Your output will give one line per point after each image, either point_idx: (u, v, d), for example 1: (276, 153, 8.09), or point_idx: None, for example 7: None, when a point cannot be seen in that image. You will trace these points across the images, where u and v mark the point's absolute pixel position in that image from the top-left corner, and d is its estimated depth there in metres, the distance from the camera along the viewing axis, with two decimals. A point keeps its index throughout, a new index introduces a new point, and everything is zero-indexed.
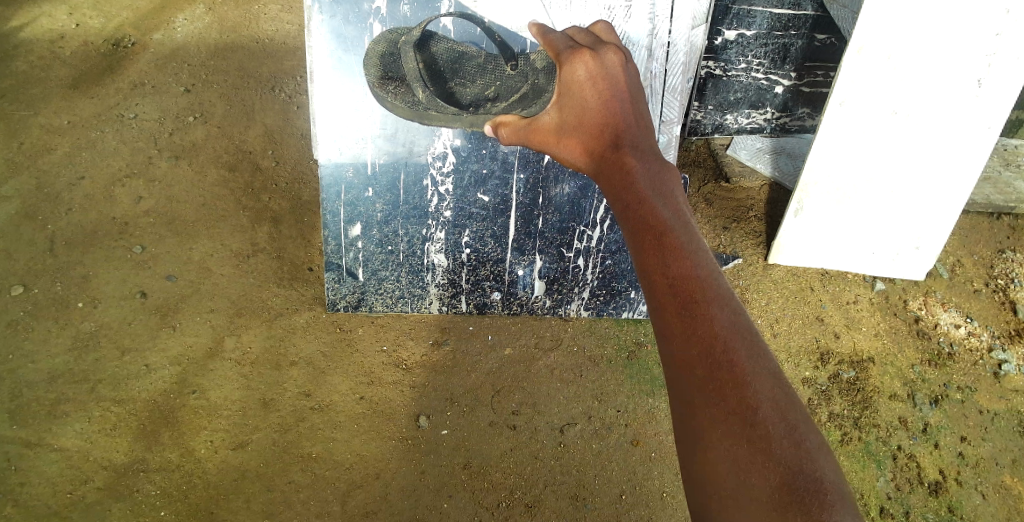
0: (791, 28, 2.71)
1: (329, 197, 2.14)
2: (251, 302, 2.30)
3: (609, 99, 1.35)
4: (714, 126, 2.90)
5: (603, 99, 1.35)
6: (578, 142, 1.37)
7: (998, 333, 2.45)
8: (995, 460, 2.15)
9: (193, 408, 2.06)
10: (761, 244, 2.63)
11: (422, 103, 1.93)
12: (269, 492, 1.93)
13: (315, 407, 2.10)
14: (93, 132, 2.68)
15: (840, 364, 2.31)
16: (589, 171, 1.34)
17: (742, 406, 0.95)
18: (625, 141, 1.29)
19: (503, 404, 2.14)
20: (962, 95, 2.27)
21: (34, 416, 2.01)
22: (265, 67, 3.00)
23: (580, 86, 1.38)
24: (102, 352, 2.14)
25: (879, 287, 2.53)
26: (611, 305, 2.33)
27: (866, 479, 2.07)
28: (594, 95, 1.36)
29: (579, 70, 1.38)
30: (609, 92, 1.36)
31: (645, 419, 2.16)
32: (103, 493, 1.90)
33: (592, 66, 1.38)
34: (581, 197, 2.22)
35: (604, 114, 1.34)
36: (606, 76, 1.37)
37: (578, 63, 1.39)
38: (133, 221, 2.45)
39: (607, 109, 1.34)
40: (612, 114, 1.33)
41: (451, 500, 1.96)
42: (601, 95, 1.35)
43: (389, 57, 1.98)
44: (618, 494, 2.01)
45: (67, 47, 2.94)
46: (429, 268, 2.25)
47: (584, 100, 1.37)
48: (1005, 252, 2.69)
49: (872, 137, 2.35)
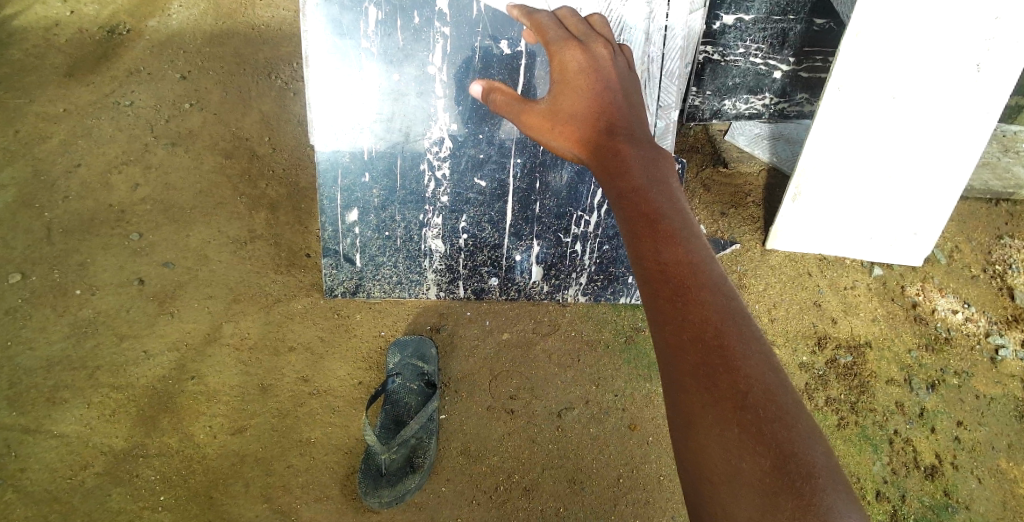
0: (789, 13, 2.70)
1: (326, 182, 2.14)
2: (250, 288, 2.30)
3: (601, 88, 1.36)
4: (712, 111, 2.92)
5: (595, 88, 1.35)
6: (568, 130, 1.36)
7: (995, 318, 2.45)
8: (991, 444, 2.16)
9: (192, 393, 2.07)
10: (758, 229, 2.63)
11: (413, 359, 2.16)
12: (268, 476, 1.95)
13: (313, 392, 2.10)
14: (89, 120, 2.67)
15: (837, 348, 2.32)
16: (580, 160, 1.33)
17: (735, 389, 0.96)
18: (616, 129, 1.29)
19: (502, 389, 2.15)
20: (961, 78, 2.25)
21: (32, 403, 2.02)
22: (262, 54, 2.99)
23: (572, 76, 1.38)
24: (100, 339, 2.15)
25: (877, 272, 2.54)
26: (609, 290, 2.34)
27: (862, 463, 2.08)
28: (585, 85, 1.36)
29: (571, 61, 1.40)
30: (601, 82, 1.36)
31: (643, 403, 2.16)
32: (103, 479, 1.91)
33: (584, 58, 1.40)
34: (578, 183, 2.21)
35: (595, 103, 1.34)
36: (598, 68, 1.38)
37: (569, 54, 1.41)
38: (130, 208, 2.45)
39: (599, 98, 1.34)
40: (603, 102, 1.34)
41: (449, 483, 1.97)
42: (593, 85, 1.36)
43: (411, 352, 2.18)
44: (616, 478, 2.01)
45: (61, 34, 2.93)
46: (426, 254, 2.24)
47: (575, 88, 1.37)
48: (1003, 238, 2.69)
49: (870, 122, 2.34)
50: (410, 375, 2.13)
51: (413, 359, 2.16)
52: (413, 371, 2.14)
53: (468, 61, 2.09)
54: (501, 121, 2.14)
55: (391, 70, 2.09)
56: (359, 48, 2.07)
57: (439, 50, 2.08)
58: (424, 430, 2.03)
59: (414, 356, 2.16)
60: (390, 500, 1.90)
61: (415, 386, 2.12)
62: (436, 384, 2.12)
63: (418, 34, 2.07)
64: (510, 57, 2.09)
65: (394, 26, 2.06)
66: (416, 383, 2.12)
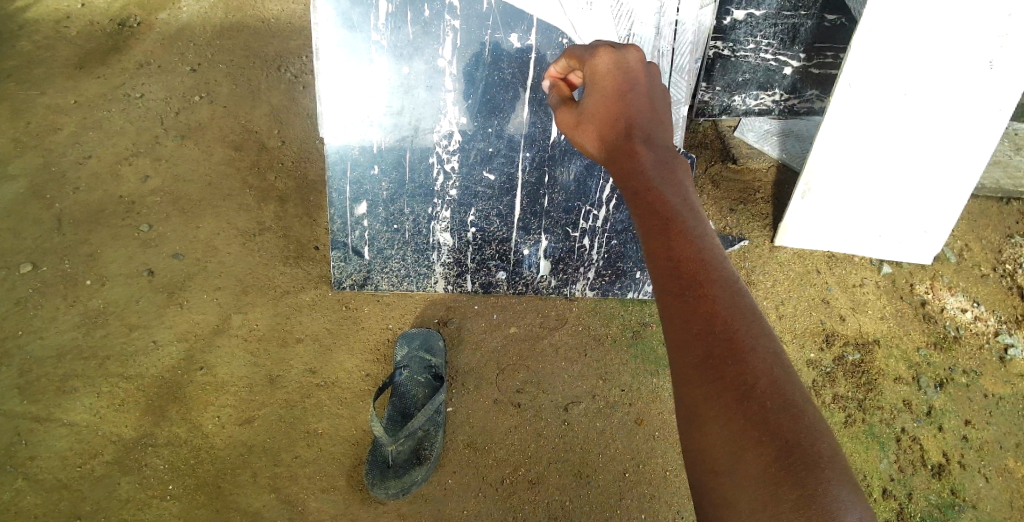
0: (800, 8, 2.69)
1: (336, 175, 2.14)
2: (258, 280, 2.31)
3: (626, 90, 1.35)
4: (722, 108, 2.93)
5: (620, 90, 1.35)
6: (591, 130, 1.36)
7: (1004, 318, 2.43)
8: (999, 443, 2.15)
9: (200, 384, 2.08)
10: (767, 226, 2.62)
11: (420, 352, 2.16)
12: (275, 467, 1.95)
13: (321, 384, 2.11)
14: (99, 111, 2.68)
15: (845, 346, 2.32)
16: (602, 161, 1.34)
17: (740, 382, 0.96)
18: (634, 130, 1.29)
19: (508, 382, 2.15)
20: (974, 75, 2.24)
21: (43, 392, 2.03)
22: (272, 47, 2.99)
23: (601, 77, 1.39)
24: (110, 329, 2.16)
25: (886, 270, 2.53)
26: (617, 285, 2.33)
27: (868, 460, 2.08)
28: (612, 88, 1.36)
29: (600, 63, 1.40)
30: (629, 85, 1.36)
31: (649, 398, 2.16)
32: (112, 468, 1.92)
33: (614, 60, 1.39)
34: (587, 177, 2.21)
35: (618, 103, 1.34)
36: (627, 70, 1.37)
37: (600, 57, 1.41)
38: (140, 200, 2.46)
39: (621, 99, 1.34)
40: (625, 103, 1.33)
41: (455, 476, 1.98)
42: (619, 87, 1.35)
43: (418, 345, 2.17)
44: (621, 472, 2.01)
45: (72, 27, 2.94)
46: (434, 247, 2.25)
47: (602, 91, 1.37)
48: (1014, 237, 2.67)
49: (882, 121, 2.34)
50: (418, 368, 2.13)
51: (421, 352, 2.16)
52: (420, 364, 2.14)
53: (478, 55, 2.10)
54: (510, 115, 2.15)
55: (401, 64, 2.09)
56: (369, 40, 2.07)
57: (448, 43, 2.09)
58: (434, 423, 2.03)
59: (420, 349, 2.16)
60: (396, 492, 1.90)
61: (423, 379, 2.12)
62: (443, 376, 2.12)
63: (428, 27, 2.07)
64: (519, 51, 2.11)
65: (404, 19, 2.06)
66: (424, 377, 2.13)
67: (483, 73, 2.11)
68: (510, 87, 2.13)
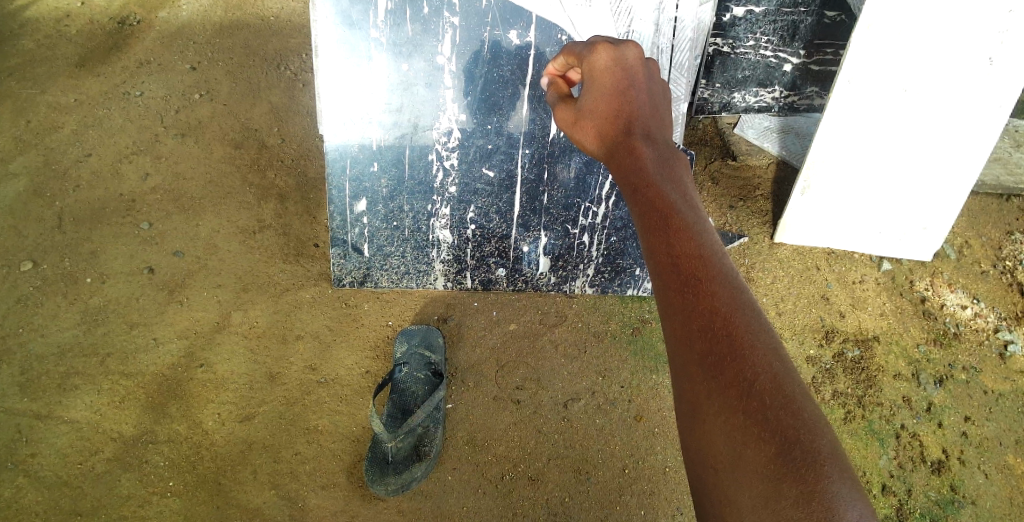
0: (800, 5, 2.69)
1: (335, 172, 2.14)
2: (259, 278, 2.31)
3: (625, 86, 1.35)
4: (722, 105, 2.91)
5: (619, 87, 1.35)
6: (591, 127, 1.37)
7: (1004, 314, 2.43)
8: (998, 440, 2.15)
9: (200, 381, 2.09)
10: (766, 223, 2.62)
11: (419, 349, 2.16)
12: (275, 463, 1.96)
13: (321, 381, 2.11)
14: (100, 110, 2.69)
15: (845, 342, 2.32)
16: (601, 157, 1.34)
17: (740, 378, 0.96)
18: (634, 128, 1.29)
19: (508, 379, 2.16)
20: (973, 72, 2.23)
21: (44, 390, 2.04)
22: (271, 45, 3.00)
23: (600, 74, 1.39)
24: (112, 326, 2.17)
25: (885, 267, 2.53)
26: (616, 282, 2.33)
27: (868, 457, 2.08)
28: (611, 84, 1.36)
29: (598, 60, 1.40)
30: (628, 81, 1.35)
31: (649, 394, 2.16)
32: (113, 464, 1.93)
33: (612, 57, 1.39)
34: (587, 174, 2.22)
35: (618, 99, 1.34)
36: (625, 66, 1.37)
37: (599, 54, 1.40)
38: (140, 197, 2.46)
39: (620, 96, 1.34)
40: (624, 100, 1.33)
41: (455, 472, 1.98)
42: (619, 83, 1.35)
43: (417, 343, 2.18)
44: (620, 469, 2.01)
45: (73, 25, 2.94)
46: (434, 244, 2.25)
47: (600, 87, 1.37)
48: (1015, 234, 2.67)
49: (882, 118, 2.33)
50: (417, 365, 2.13)
51: (420, 349, 2.16)
52: (420, 361, 2.14)
53: (477, 53, 2.10)
54: (510, 112, 2.15)
55: (400, 61, 2.09)
56: (369, 38, 2.07)
57: (448, 40, 2.09)
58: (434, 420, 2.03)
59: (419, 345, 2.17)
60: (396, 488, 1.91)
61: (422, 376, 2.12)
62: (443, 372, 2.13)
63: (427, 24, 2.07)
64: (518, 48, 2.11)
65: (403, 17, 2.06)
66: (424, 374, 2.12)
67: (482, 69, 2.11)
68: (509, 84, 2.13)
